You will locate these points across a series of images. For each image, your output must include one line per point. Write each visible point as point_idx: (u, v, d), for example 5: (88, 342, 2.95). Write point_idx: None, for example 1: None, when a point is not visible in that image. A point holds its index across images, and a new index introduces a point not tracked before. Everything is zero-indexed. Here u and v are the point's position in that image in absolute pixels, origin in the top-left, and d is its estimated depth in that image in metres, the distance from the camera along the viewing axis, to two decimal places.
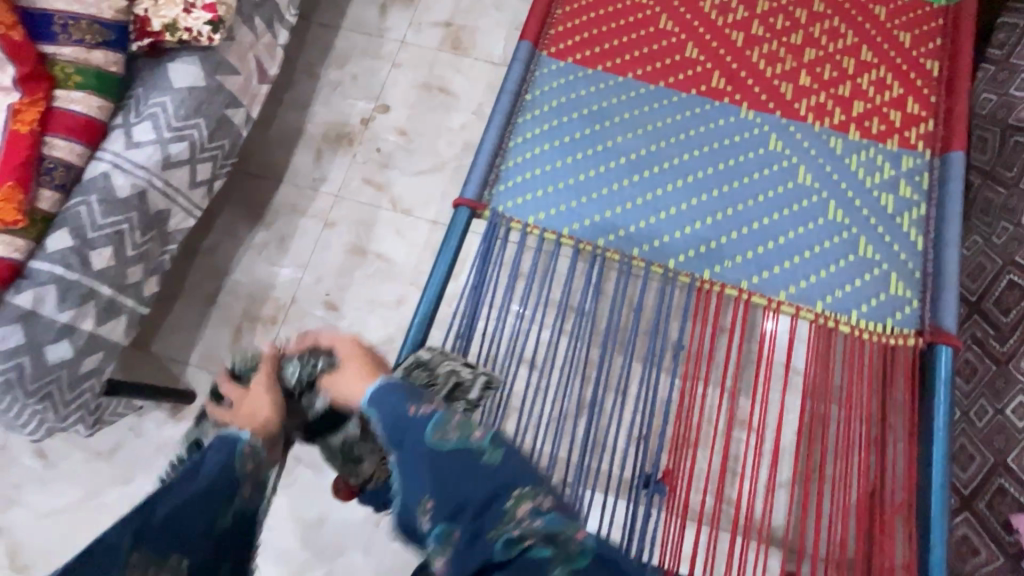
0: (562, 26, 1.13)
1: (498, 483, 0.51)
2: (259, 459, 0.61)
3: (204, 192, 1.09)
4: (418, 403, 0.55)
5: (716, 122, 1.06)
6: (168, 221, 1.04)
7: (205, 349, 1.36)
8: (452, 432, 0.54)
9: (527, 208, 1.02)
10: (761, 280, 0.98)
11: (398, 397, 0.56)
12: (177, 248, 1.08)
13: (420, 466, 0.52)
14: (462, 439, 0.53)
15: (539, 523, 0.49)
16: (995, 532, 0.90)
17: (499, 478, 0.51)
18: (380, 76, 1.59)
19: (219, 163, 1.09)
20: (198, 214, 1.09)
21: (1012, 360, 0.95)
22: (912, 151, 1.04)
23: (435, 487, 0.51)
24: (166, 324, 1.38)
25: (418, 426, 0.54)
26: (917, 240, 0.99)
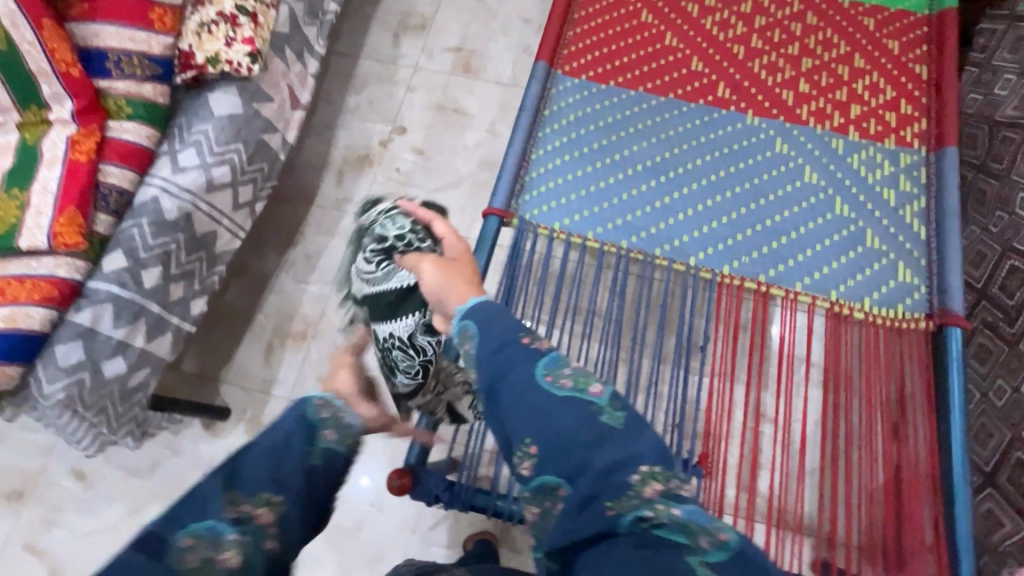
0: (575, 46, 1.21)
1: (618, 445, 0.46)
2: None
3: (247, 213, 1.15)
4: (533, 344, 0.51)
5: (724, 129, 1.13)
6: (213, 242, 1.10)
7: (241, 366, 1.40)
8: (567, 379, 0.49)
9: (553, 215, 1.08)
10: (778, 273, 1.03)
11: (510, 332, 0.52)
12: (222, 268, 1.13)
13: (532, 409, 0.48)
14: (578, 390, 0.49)
15: (674, 511, 0.44)
16: (1017, 503, 0.94)
17: (621, 442, 0.46)
18: (396, 100, 1.67)
19: (258, 185, 1.16)
20: (242, 234, 1.14)
21: (1020, 340, 1.00)
22: (909, 148, 1.11)
23: (545, 434, 0.47)
24: (201, 344, 1.43)
25: (530, 362, 0.50)
26: (920, 230, 1.05)
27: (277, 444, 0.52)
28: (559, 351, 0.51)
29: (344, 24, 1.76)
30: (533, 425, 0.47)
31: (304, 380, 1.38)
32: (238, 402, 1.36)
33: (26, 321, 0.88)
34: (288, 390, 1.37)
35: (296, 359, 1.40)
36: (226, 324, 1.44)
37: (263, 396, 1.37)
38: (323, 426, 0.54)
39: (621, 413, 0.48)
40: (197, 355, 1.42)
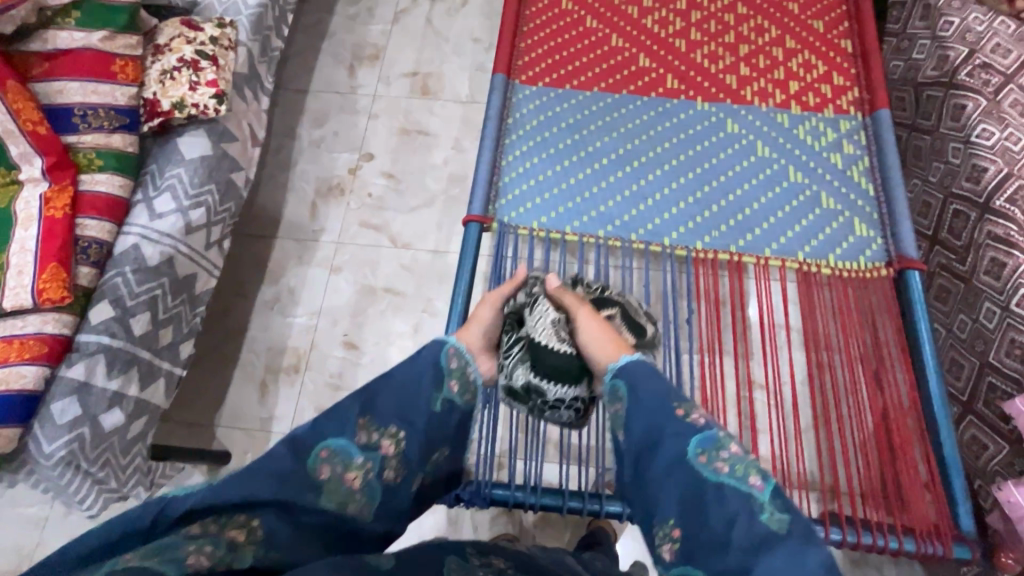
0: (528, 55, 1.27)
1: (768, 537, 0.55)
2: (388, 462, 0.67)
3: (217, 251, 1.15)
4: (689, 421, 0.63)
5: (678, 117, 1.20)
6: (193, 284, 1.10)
7: (235, 408, 1.38)
8: (723, 462, 0.59)
9: (530, 214, 1.12)
10: (747, 242, 1.09)
11: (664, 406, 0.64)
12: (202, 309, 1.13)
13: (684, 487, 0.60)
14: (736, 475, 0.59)
15: None
16: (997, 425, 1.00)
17: (775, 536, 0.55)
18: (359, 128, 1.71)
19: (229, 225, 1.16)
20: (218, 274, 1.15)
21: (975, 275, 1.08)
22: (847, 115, 1.20)
23: (686, 514, 0.59)
24: (192, 391, 1.41)
25: (685, 438, 0.62)
26: (868, 187, 1.14)
27: (412, 382, 0.67)
28: (719, 434, 0.61)
29: (298, 61, 1.80)
30: (681, 504, 0.60)
31: (302, 413, 1.37)
32: (238, 443, 1.35)
33: (19, 381, 0.88)
34: (287, 425, 1.36)
35: (291, 392, 1.39)
36: (216, 367, 1.43)
37: (262, 434, 1.35)
38: (452, 376, 0.70)
39: (782, 512, 0.56)
40: (191, 403, 1.40)
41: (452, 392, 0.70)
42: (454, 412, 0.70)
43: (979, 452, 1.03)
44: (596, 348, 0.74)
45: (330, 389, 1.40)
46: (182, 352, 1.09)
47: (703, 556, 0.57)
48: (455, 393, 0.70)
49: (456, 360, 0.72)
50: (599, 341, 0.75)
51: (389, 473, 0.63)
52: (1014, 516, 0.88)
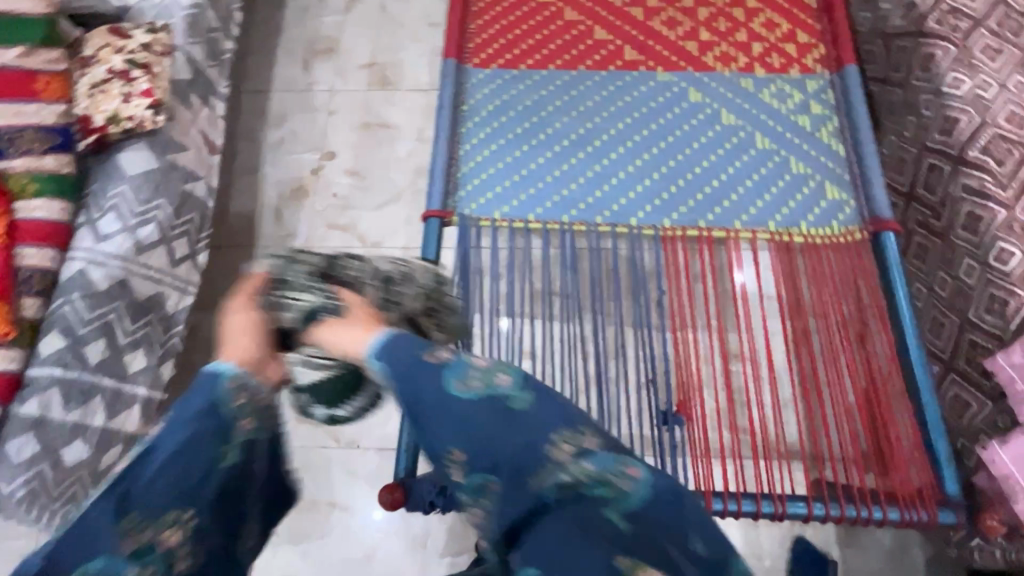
0: (480, 37, 1.21)
1: (529, 423, 0.60)
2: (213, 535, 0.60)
3: (189, 266, 1.11)
4: (436, 358, 0.63)
5: (639, 90, 1.16)
6: (164, 304, 1.07)
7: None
8: (474, 380, 0.62)
9: (491, 205, 1.08)
10: (715, 216, 1.06)
11: (411, 352, 0.63)
12: (179, 328, 1.09)
13: (449, 417, 0.61)
14: (485, 385, 0.62)
15: (586, 464, 0.58)
16: (978, 381, 0.99)
17: (531, 419, 0.60)
18: (319, 126, 1.65)
19: (193, 238, 1.12)
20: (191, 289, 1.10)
21: (951, 231, 1.05)
22: (814, 74, 1.16)
23: (466, 435, 0.60)
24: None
25: (439, 373, 0.62)
26: (838, 148, 1.10)
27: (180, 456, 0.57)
28: (464, 359, 0.63)
29: (250, 60, 1.73)
30: (457, 433, 0.60)
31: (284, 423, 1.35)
32: None
33: None
34: None
35: None
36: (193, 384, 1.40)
37: None
38: (240, 418, 0.60)
39: (526, 395, 0.61)
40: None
41: (245, 431, 0.60)
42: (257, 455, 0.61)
43: (961, 410, 1.02)
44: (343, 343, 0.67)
45: None
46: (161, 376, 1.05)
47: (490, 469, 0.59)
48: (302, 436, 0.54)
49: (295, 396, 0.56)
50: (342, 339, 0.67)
51: (180, 565, 0.55)
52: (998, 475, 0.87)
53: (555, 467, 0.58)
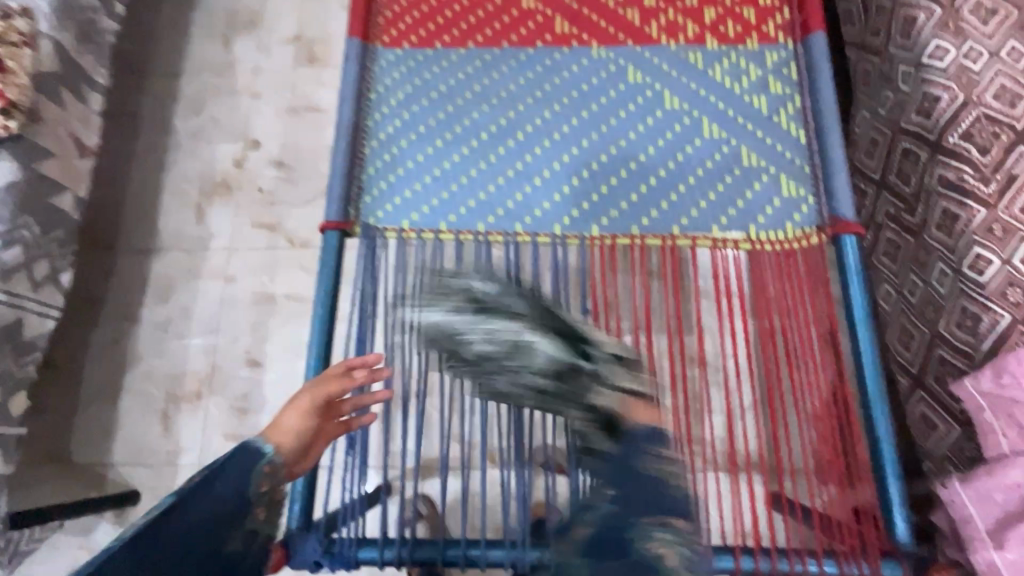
0: (390, 11, 1.05)
1: (654, 508, 0.70)
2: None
3: (53, 288, 1.06)
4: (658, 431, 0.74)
5: (570, 69, 0.99)
6: (23, 329, 1.00)
7: (87, 436, 1.29)
8: (654, 463, 0.72)
9: (398, 212, 0.95)
10: (652, 220, 0.92)
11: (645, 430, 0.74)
12: (37, 356, 1.03)
13: (618, 466, 0.72)
14: (663, 472, 0.72)
15: (668, 535, 0.68)
16: (947, 403, 0.87)
17: (666, 503, 0.70)
18: (242, 111, 1.49)
19: (58, 256, 1.06)
20: (56, 312, 1.06)
21: (925, 229, 0.92)
22: (774, 44, 0.99)
23: (625, 488, 0.70)
24: (40, 430, 1.30)
25: (640, 438, 0.73)
26: (799, 134, 0.95)
27: None
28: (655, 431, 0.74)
29: (165, 37, 1.56)
30: (633, 481, 0.71)
31: (209, 442, 1.27)
32: (144, 482, 1.25)
33: None
34: (195, 456, 1.27)
35: (195, 423, 1.28)
36: (67, 397, 1.32)
37: (169, 469, 1.26)
38: None
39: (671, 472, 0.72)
40: (45, 439, 1.29)
41: None
42: None
43: (927, 432, 0.91)
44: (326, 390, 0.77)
45: (237, 413, 1.29)
46: (15, 410, 0.98)
47: (634, 506, 0.69)
48: (257, 519, 0.68)
49: (268, 478, 0.71)
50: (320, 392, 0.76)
51: None
52: (957, 517, 0.76)
53: (640, 533, 0.68)
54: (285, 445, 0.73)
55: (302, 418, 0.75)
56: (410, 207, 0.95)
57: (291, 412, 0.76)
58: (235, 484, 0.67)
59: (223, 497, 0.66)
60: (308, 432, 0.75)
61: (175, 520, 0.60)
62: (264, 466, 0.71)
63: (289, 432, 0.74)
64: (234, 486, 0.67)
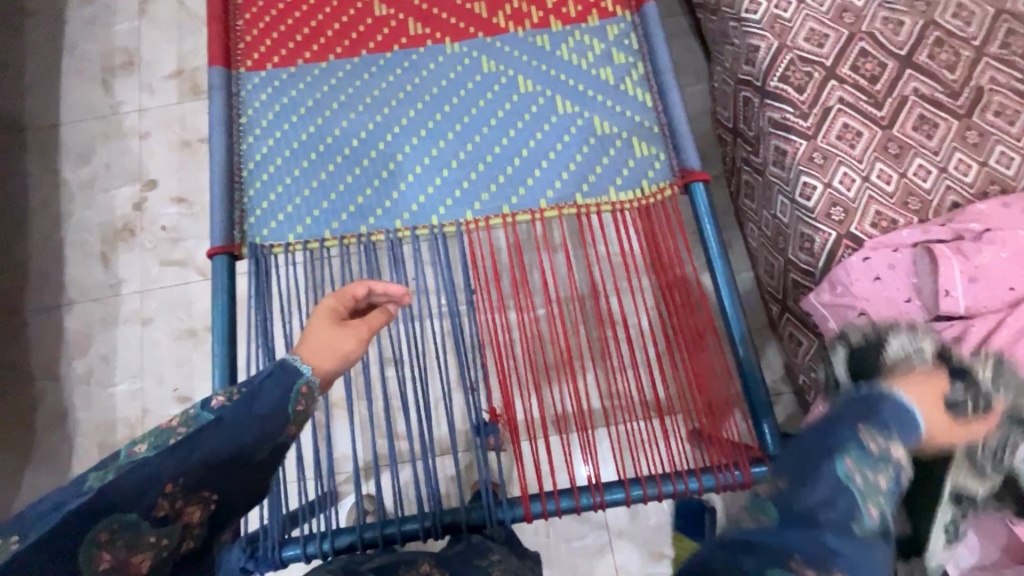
0: (248, 35, 1.07)
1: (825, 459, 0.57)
2: (293, 377, 0.57)
3: None
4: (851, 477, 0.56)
5: (428, 68, 1.04)
6: None
7: (29, 502, 1.28)
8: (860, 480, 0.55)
9: (283, 228, 0.98)
10: (520, 197, 0.98)
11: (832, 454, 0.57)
12: None
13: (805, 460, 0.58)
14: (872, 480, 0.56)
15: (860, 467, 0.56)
16: (805, 320, 0.97)
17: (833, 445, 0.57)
18: (134, 153, 1.49)
19: None
20: None
21: (767, 168, 1.00)
22: (613, 18, 1.07)
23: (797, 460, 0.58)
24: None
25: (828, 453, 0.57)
26: (645, 98, 1.02)
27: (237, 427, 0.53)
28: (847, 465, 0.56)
29: (39, 92, 1.53)
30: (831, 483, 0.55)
31: None
32: None
33: None
34: None
35: None
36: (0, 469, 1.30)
37: None
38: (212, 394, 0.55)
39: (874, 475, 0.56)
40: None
41: (292, 436, 0.56)
42: (292, 454, 0.57)
43: (794, 348, 1.01)
44: (331, 340, 0.61)
45: None
46: None
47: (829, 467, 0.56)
48: (296, 435, 0.56)
49: (305, 399, 0.57)
50: (322, 344, 0.60)
51: None
52: None
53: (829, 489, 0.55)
54: (322, 364, 0.59)
55: (343, 354, 0.61)
56: (294, 221, 0.98)
57: (342, 323, 0.62)
58: (275, 402, 0.55)
59: (262, 414, 0.54)
60: (349, 350, 0.61)
61: (209, 432, 0.52)
62: (303, 387, 0.57)
63: (319, 355, 0.59)
64: (273, 402, 0.55)
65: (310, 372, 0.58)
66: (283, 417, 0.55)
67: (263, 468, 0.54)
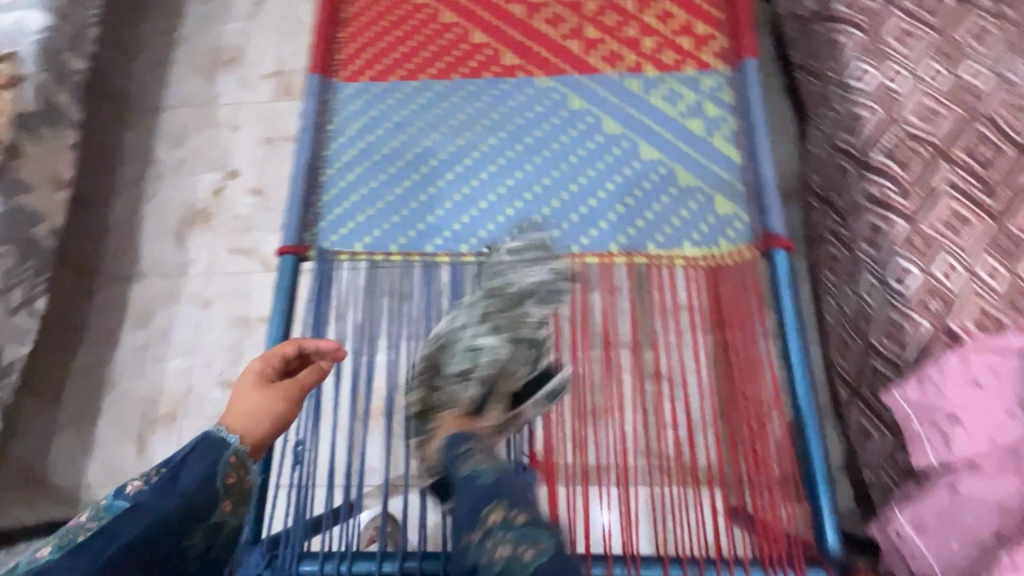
0: (350, 46, 1.11)
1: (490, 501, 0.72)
2: (219, 449, 0.67)
3: (27, 314, 1.07)
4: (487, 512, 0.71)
5: (516, 99, 1.05)
6: None
7: (69, 461, 1.32)
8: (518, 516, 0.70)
9: (352, 236, 0.99)
10: (590, 240, 0.97)
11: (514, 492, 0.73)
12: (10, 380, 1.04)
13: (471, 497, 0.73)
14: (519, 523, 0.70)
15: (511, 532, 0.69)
16: (881, 413, 0.89)
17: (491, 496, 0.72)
18: (222, 143, 1.56)
19: (35, 284, 1.08)
20: (29, 339, 1.07)
21: (856, 243, 0.94)
22: (710, 70, 1.04)
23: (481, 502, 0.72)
24: (21, 454, 1.33)
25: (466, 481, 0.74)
26: (733, 154, 0.99)
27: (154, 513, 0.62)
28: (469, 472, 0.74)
29: (150, 77, 1.64)
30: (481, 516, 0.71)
31: None
32: None
33: None
34: None
35: (168, 443, 1.32)
36: (50, 423, 1.36)
37: None
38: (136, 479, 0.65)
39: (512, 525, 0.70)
40: (26, 463, 1.33)
41: (221, 512, 0.66)
42: (220, 531, 0.66)
43: (863, 440, 0.93)
44: (254, 406, 0.71)
45: None
46: None
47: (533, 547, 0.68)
48: (226, 509, 0.66)
49: (233, 469, 0.67)
50: (252, 410, 0.71)
51: None
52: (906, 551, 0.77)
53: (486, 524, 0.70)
54: (248, 432, 0.70)
55: (269, 419, 0.71)
56: (364, 232, 0.99)
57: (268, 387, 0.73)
58: (194, 481, 0.65)
59: (182, 496, 0.64)
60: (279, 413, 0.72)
61: (126, 520, 0.61)
62: (230, 456, 0.67)
63: (243, 423, 0.70)
64: (193, 480, 0.65)
65: (237, 442, 0.68)
66: (207, 492, 0.65)
67: (187, 548, 0.63)
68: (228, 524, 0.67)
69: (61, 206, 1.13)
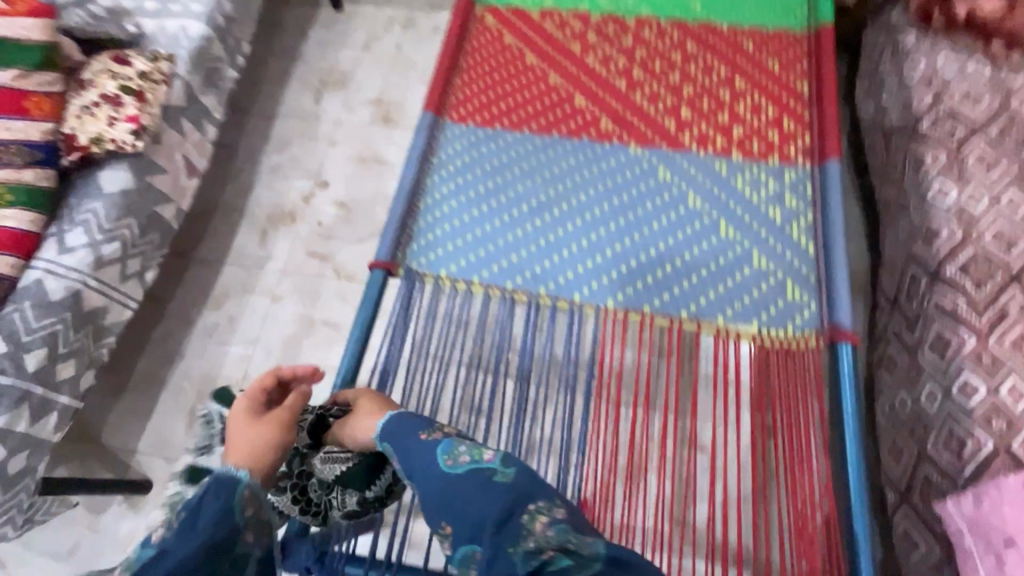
0: (464, 92, 1.22)
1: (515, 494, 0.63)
2: (231, 482, 0.65)
3: (136, 283, 1.18)
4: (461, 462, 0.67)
5: (608, 162, 1.13)
6: (103, 316, 1.12)
7: (125, 423, 1.40)
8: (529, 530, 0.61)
9: (439, 262, 1.06)
10: (662, 302, 1.02)
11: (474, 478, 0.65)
12: (110, 339, 1.15)
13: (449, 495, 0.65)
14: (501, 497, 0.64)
15: (551, 533, 0.60)
16: (930, 522, 0.89)
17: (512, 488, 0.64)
18: (319, 155, 1.70)
19: (149, 257, 1.19)
20: (133, 304, 1.17)
21: (920, 348, 0.97)
22: (794, 164, 1.11)
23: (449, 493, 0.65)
24: (83, 409, 1.41)
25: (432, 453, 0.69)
26: (808, 245, 1.04)
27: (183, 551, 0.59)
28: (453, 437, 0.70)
29: (266, 86, 1.81)
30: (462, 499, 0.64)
31: None
32: (159, 473, 1.35)
33: None
34: None
35: None
36: (114, 384, 1.44)
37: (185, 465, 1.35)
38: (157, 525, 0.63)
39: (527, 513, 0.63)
40: (86, 418, 1.41)
41: (245, 544, 0.63)
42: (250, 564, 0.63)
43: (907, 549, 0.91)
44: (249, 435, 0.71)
45: None
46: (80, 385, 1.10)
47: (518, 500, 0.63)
48: (251, 541, 0.63)
49: (250, 501, 0.65)
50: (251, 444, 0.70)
51: None
52: None
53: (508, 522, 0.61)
54: (256, 460, 0.69)
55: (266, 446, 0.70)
56: (451, 260, 1.06)
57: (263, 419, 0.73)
58: (215, 516, 0.62)
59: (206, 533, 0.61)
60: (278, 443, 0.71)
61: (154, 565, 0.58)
62: (245, 490, 0.65)
63: (246, 455, 0.69)
64: (213, 515, 0.62)
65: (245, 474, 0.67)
66: (228, 528, 0.62)
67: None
68: (256, 555, 0.64)
69: (186, 191, 1.25)
